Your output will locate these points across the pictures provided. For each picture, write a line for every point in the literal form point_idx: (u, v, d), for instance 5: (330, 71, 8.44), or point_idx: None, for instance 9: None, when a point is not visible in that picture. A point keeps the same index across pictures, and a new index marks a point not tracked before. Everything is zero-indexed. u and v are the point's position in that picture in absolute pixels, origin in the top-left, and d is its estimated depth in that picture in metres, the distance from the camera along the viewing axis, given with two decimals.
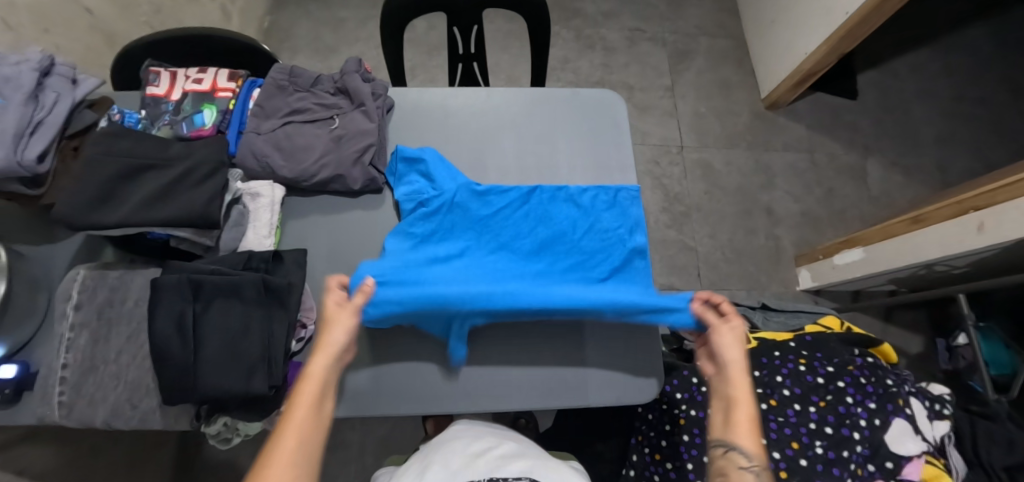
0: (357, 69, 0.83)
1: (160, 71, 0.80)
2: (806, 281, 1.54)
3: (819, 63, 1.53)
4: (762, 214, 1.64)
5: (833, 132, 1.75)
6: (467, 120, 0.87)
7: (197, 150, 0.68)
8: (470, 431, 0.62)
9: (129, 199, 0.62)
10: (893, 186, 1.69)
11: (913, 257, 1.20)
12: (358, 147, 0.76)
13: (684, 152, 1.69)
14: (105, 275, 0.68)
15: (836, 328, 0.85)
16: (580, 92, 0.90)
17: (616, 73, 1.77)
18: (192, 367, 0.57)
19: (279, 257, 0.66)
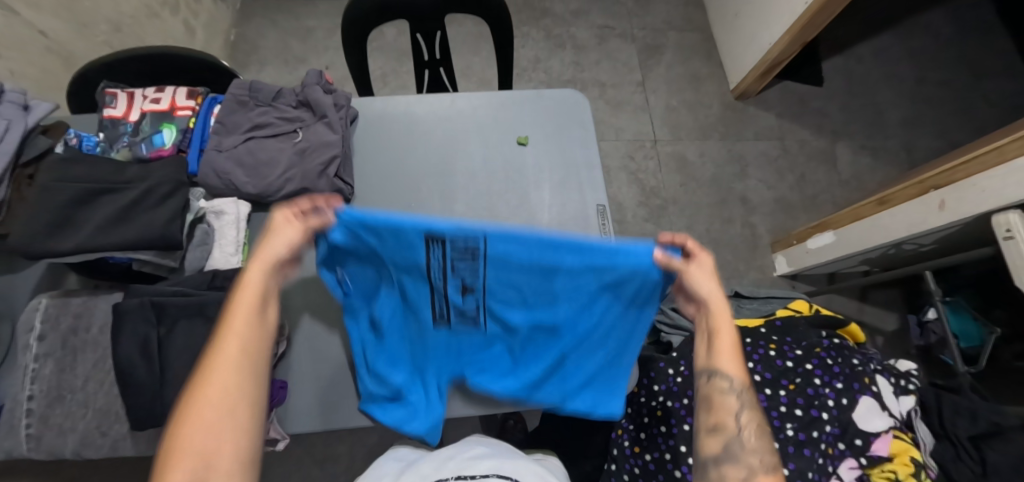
0: (318, 81, 0.82)
1: (116, 92, 0.79)
2: (782, 266, 1.57)
3: (783, 53, 1.56)
4: (738, 203, 1.66)
5: (802, 119, 1.79)
6: (433, 126, 0.87)
7: (155, 171, 0.66)
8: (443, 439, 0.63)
9: (84, 224, 0.60)
10: (862, 169, 1.73)
11: (882, 237, 1.23)
12: (323, 158, 0.77)
13: (657, 145, 1.71)
14: (68, 303, 0.67)
15: (806, 311, 0.87)
16: (545, 93, 0.91)
17: (587, 71, 1.79)
18: (158, 391, 0.56)
19: (243, 275, 0.64)
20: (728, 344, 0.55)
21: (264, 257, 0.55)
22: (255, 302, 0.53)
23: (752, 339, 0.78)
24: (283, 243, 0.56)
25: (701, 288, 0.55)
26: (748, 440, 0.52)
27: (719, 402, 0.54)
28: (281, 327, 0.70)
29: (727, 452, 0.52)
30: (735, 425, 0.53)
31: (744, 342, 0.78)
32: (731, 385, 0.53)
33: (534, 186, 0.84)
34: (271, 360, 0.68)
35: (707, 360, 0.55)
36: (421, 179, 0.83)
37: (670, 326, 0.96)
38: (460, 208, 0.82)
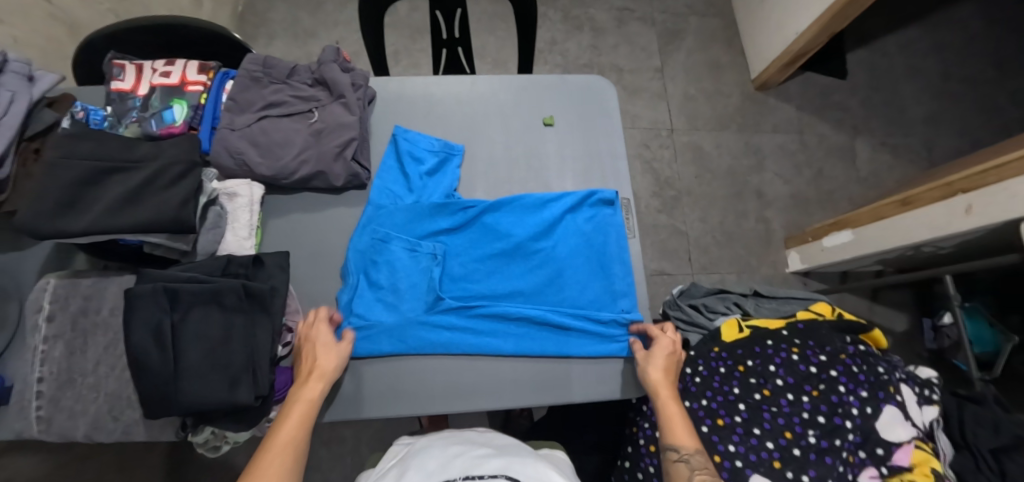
0: (334, 59, 0.79)
1: (124, 64, 0.76)
2: (795, 263, 1.55)
3: (808, 43, 1.51)
4: (753, 197, 1.63)
5: (823, 113, 1.74)
6: (453, 110, 0.84)
7: (166, 149, 0.63)
8: (449, 436, 0.61)
9: (94, 204, 0.58)
10: (881, 166, 1.70)
11: (903, 239, 1.20)
12: (339, 141, 0.74)
13: (674, 135, 1.67)
14: (77, 283, 0.65)
15: (827, 314, 0.85)
16: (569, 77, 0.87)
17: (605, 55, 1.73)
18: (172, 380, 0.54)
19: (259, 261, 0.62)
20: (681, 422, 0.66)
21: (317, 376, 0.62)
22: (303, 417, 0.60)
23: (773, 342, 0.78)
24: (333, 360, 0.64)
25: (653, 373, 0.68)
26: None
27: (681, 471, 0.63)
28: (297, 315, 0.69)
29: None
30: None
31: (765, 345, 0.78)
32: (681, 455, 0.64)
33: (557, 175, 0.82)
34: (286, 348, 0.68)
35: (664, 435, 0.66)
36: None
37: (687, 323, 0.94)
38: (480, 195, 0.80)
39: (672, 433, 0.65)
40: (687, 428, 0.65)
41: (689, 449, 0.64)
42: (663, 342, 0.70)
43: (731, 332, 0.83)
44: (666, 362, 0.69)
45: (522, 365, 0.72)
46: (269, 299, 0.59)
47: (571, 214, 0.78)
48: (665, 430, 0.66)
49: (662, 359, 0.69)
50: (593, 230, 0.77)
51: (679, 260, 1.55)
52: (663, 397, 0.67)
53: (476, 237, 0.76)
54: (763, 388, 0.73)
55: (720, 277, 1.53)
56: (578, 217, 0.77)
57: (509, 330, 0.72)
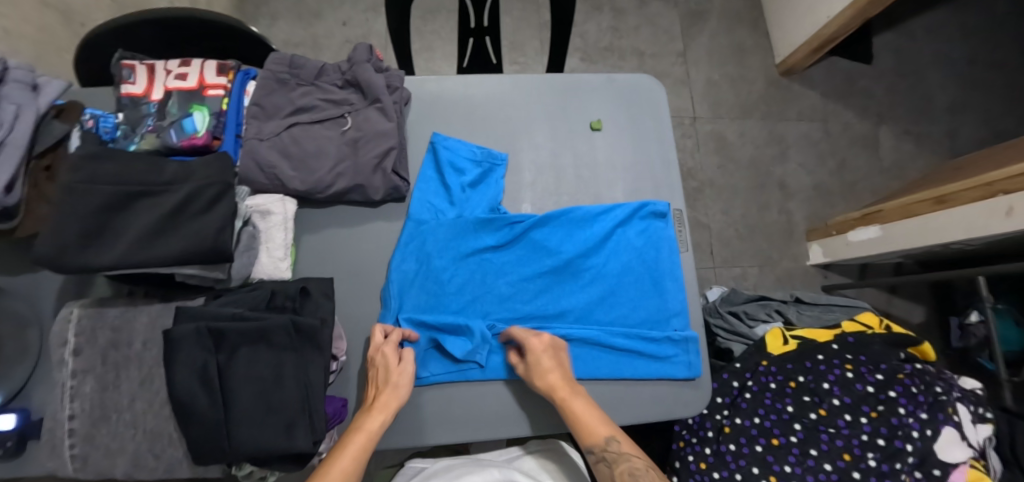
0: (367, 58, 0.72)
1: (134, 65, 0.69)
2: (817, 256, 1.54)
3: (840, 29, 1.44)
4: (776, 188, 1.60)
5: (847, 100, 1.69)
6: (493, 113, 0.78)
7: (197, 170, 0.57)
8: None
9: (125, 235, 0.53)
10: (904, 156, 1.66)
11: (935, 238, 1.18)
12: (378, 152, 0.68)
13: (696, 123, 1.62)
14: (102, 314, 0.61)
15: (875, 326, 0.84)
16: (615, 78, 0.81)
17: (626, 38, 1.65)
18: (223, 423, 0.51)
19: (305, 291, 0.58)
20: (592, 415, 0.63)
21: (383, 408, 0.60)
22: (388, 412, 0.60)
23: (825, 357, 0.76)
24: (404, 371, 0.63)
25: (545, 378, 0.63)
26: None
27: (606, 470, 0.63)
28: (343, 341, 0.65)
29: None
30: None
31: (817, 360, 0.76)
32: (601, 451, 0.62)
33: (607, 184, 0.77)
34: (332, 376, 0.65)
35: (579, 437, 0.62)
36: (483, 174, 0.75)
37: (729, 332, 0.92)
38: (526, 207, 0.75)
39: (586, 434, 0.62)
40: (597, 420, 0.62)
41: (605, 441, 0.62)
42: (539, 343, 0.65)
43: (776, 343, 0.81)
44: (553, 362, 0.64)
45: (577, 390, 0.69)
46: (317, 335, 0.55)
47: (621, 228, 0.74)
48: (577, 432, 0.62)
49: (548, 362, 0.64)
50: (645, 244, 0.74)
51: (700, 253, 1.53)
52: (562, 399, 0.62)
53: (522, 255, 0.72)
54: (819, 408, 0.72)
55: (741, 270, 1.52)
56: (628, 231, 0.74)
57: None
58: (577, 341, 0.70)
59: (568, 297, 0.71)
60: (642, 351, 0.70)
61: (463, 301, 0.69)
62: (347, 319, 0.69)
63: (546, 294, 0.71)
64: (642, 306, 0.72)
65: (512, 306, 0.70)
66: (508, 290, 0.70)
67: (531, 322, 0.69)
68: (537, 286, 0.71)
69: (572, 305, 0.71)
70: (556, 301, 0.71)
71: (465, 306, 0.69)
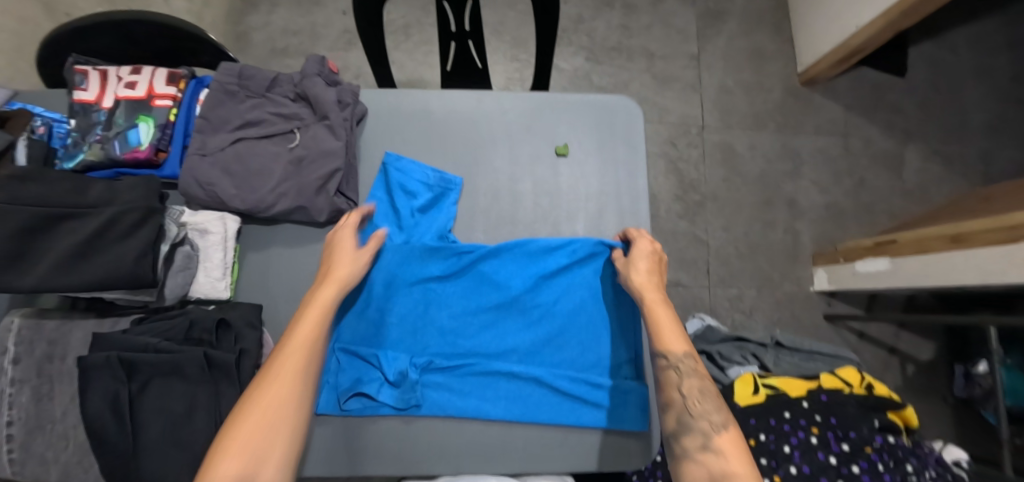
0: (319, 71, 0.69)
1: (87, 70, 0.68)
2: (822, 282, 1.44)
3: (868, 40, 1.32)
4: (784, 206, 1.50)
5: (872, 114, 1.56)
6: (452, 132, 0.73)
7: (121, 193, 0.57)
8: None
9: (44, 258, 0.52)
10: (930, 179, 1.54)
11: (947, 278, 1.09)
12: (322, 172, 0.65)
13: (704, 132, 1.52)
14: (42, 326, 0.61)
15: (856, 385, 0.77)
16: (589, 98, 0.75)
17: (635, 37, 1.56)
18: (130, 453, 0.51)
19: (225, 322, 0.57)
20: (669, 325, 0.60)
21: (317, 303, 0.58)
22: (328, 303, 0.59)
23: (791, 415, 0.71)
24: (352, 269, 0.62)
25: (634, 277, 0.63)
26: (694, 406, 0.55)
27: (670, 378, 0.57)
28: None
29: (681, 408, 0.55)
30: (681, 397, 0.56)
31: (782, 418, 0.71)
32: (672, 362, 0.58)
33: (567, 216, 0.72)
34: None
35: (652, 340, 0.59)
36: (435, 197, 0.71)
37: None
38: (478, 236, 0.71)
39: (660, 339, 0.59)
40: (679, 331, 0.59)
41: (679, 355, 0.58)
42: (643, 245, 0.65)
43: (745, 392, 0.76)
44: (649, 267, 0.63)
45: (514, 434, 0.66)
46: (232, 369, 0.54)
47: (578, 264, 0.69)
48: (651, 333, 0.60)
49: (645, 263, 0.64)
50: (602, 283, 0.69)
51: (696, 270, 1.45)
52: (649, 300, 0.61)
53: (470, 287, 0.68)
54: (774, 473, 0.66)
55: (738, 291, 1.44)
56: (586, 274, 0.69)
57: (500, 394, 0.66)
58: (518, 381, 0.66)
59: (513, 334, 0.68)
60: (585, 398, 0.66)
61: (402, 331, 0.66)
62: None
63: (491, 329, 0.68)
64: (591, 349, 0.68)
65: (454, 339, 0.67)
66: (451, 322, 0.67)
67: (471, 358, 0.66)
68: (483, 319, 0.68)
69: (516, 343, 0.67)
70: (501, 337, 0.68)
71: (404, 336, 0.66)
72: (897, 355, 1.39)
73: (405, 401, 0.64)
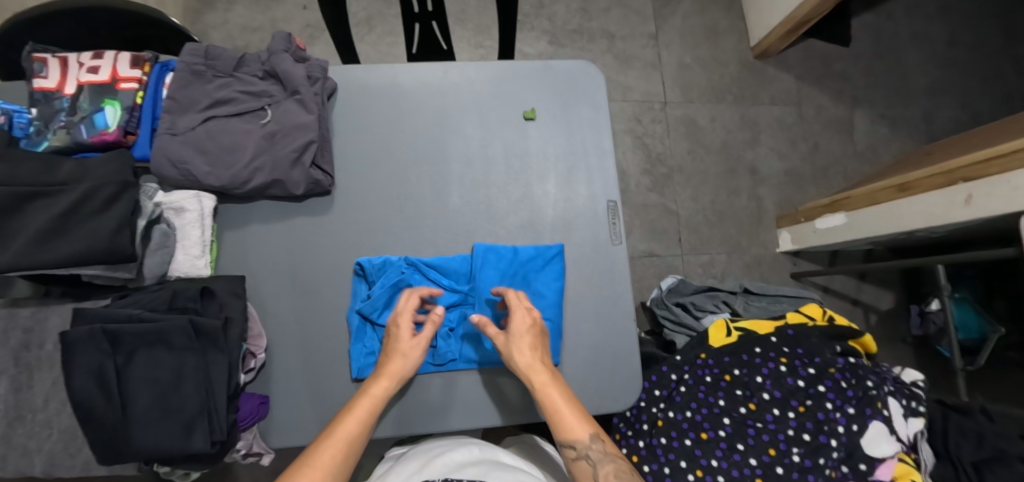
0: (286, 47, 0.70)
1: (46, 58, 0.67)
2: (786, 243, 1.52)
3: (813, 11, 1.41)
4: (747, 174, 1.57)
5: (822, 83, 1.65)
6: (424, 101, 0.74)
7: (94, 169, 0.57)
8: (437, 448, 0.64)
9: (17, 236, 0.52)
10: (878, 140, 1.64)
11: (898, 225, 1.16)
12: (296, 145, 0.66)
13: (667, 108, 1.58)
14: (16, 314, 0.61)
15: (819, 318, 0.83)
16: (552, 64, 0.78)
17: (595, 20, 1.60)
18: (122, 424, 0.51)
19: (209, 291, 0.58)
20: (569, 413, 0.60)
21: (388, 374, 0.61)
22: (369, 412, 0.59)
23: (761, 350, 0.76)
24: (406, 361, 0.62)
25: (518, 358, 0.62)
26: None
27: (581, 469, 0.58)
28: (261, 338, 0.65)
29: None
30: None
31: (754, 353, 0.76)
32: (580, 449, 0.59)
33: (539, 177, 0.74)
34: (250, 374, 0.64)
35: (556, 432, 0.60)
36: (412, 164, 0.73)
37: (674, 324, 0.94)
38: (454, 200, 0.72)
39: (564, 429, 0.59)
40: (578, 415, 0.60)
41: (585, 440, 0.59)
42: (520, 312, 0.65)
43: (719, 335, 0.80)
44: (530, 342, 0.63)
45: (501, 379, 0.68)
46: (220, 336, 0.55)
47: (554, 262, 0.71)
48: (554, 427, 0.60)
49: (527, 337, 0.64)
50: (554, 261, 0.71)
51: (668, 240, 1.50)
52: (538, 385, 0.61)
53: (454, 250, 0.71)
54: (750, 402, 0.72)
55: (709, 257, 1.50)
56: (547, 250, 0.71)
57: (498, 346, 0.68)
58: None
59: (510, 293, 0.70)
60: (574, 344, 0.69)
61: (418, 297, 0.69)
62: (267, 317, 0.68)
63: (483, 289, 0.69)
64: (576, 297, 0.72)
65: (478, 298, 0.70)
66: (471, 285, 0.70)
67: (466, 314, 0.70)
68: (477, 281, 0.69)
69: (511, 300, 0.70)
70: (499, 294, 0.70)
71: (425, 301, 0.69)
72: (860, 306, 1.48)
73: (442, 355, 0.67)
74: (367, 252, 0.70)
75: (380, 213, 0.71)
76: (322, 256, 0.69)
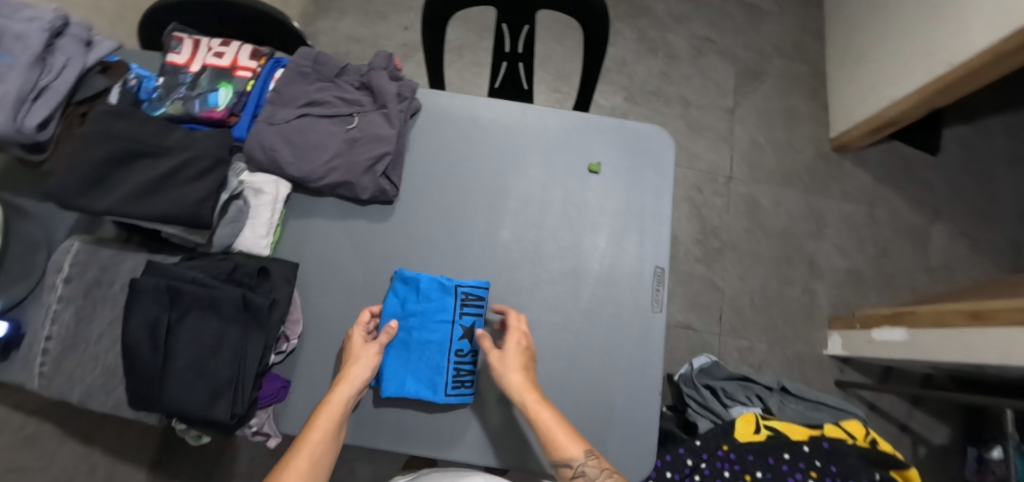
0: (385, 65, 0.76)
1: (183, 37, 0.77)
2: (836, 347, 1.42)
3: (902, 114, 1.37)
4: (804, 265, 1.51)
5: (901, 187, 1.58)
6: (497, 136, 0.78)
7: (198, 141, 0.64)
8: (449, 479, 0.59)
9: (122, 186, 0.58)
10: (955, 258, 1.52)
11: (966, 354, 1.03)
12: (372, 154, 0.71)
13: (731, 183, 1.56)
14: (98, 250, 0.66)
15: (859, 437, 0.78)
16: (626, 123, 0.80)
17: (674, 85, 1.63)
18: (160, 376, 0.55)
19: (265, 272, 0.61)
20: (563, 432, 0.60)
21: (349, 379, 0.62)
22: (335, 416, 0.59)
23: (790, 456, 0.72)
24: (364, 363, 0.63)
25: (511, 378, 0.62)
26: None
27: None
28: (298, 324, 0.68)
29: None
30: None
31: (780, 458, 0.72)
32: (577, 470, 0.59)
33: (592, 229, 0.75)
34: (280, 356, 0.67)
35: (551, 452, 0.59)
36: (472, 192, 0.75)
37: (700, 406, 0.89)
38: (505, 234, 0.74)
39: (558, 447, 0.59)
40: (568, 436, 0.59)
41: (580, 459, 0.59)
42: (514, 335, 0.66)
43: (746, 430, 0.77)
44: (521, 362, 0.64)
45: (497, 421, 0.69)
46: (264, 315, 0.58)
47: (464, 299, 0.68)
48: (549, 446, 0.59)
49: (516, 360, 0.65)
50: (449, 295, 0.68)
51: (708, 316, 1.45)
52: (530, 403, 0.61)
53: (499, 285, 0.72)
54: None
55: (749, 344, 1.42)
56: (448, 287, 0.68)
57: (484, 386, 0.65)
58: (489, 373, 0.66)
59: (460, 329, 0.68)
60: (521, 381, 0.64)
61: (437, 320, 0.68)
62: (309, 307, 0.71)
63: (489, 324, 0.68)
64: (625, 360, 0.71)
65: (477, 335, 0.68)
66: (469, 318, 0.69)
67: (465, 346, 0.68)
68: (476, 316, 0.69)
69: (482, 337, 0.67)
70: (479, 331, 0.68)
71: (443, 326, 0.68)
72: (909, 434, 1.35)
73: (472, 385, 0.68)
74: (413, 265, 0.72)
75: (435, 235, 0.74)
76: (371, 261, 0.72)
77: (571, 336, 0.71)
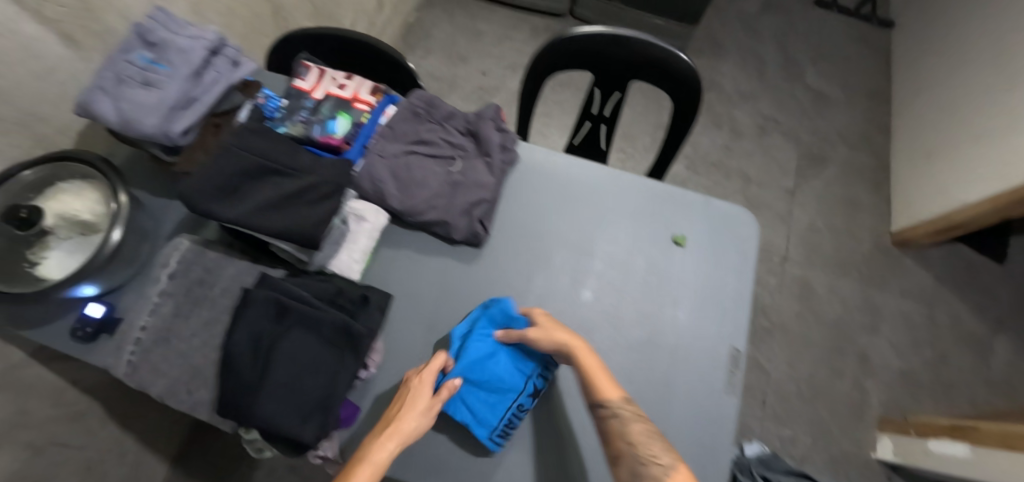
0: (493, 117, 0.81)
1: (310, 66, 0.83)
2: (885, 452, 1.34)
3: (973, 219, 1.35)
4: (855, 359, 1.45)
5: (963, 292, 1.53)
6: (588, 196, 0.81)
7: (322, 167, 0.68)
8: None
9: (251, 199, 0.62)
10: (1020, 375, 1.45)
11: None
12: (471, 199, 0.74)
13: (785, 264, 1.54)
14: (203, 254, 0.71)
15: None
16: (713, 202, 0.82)
17: (735, 159, 1.66)
18: (255, 389, 0.56)
19: (366, 300, 0.63)
20: (603, 374, 0.62)
21: (401, 431, 0.56)
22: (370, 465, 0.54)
23: None
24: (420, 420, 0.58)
25: (555, 334, 0.64)
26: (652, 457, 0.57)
27: (615, 428, 0.59)
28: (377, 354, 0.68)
29: (639, 464, 0.57)
30: (634, 448, 0.58)
31: None
32: (618, 413, 0.60)
33: (672, 301, 0.75)
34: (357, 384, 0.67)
35: (591, 393, 0.61)
36: (558, 247, 0.77)
37: None
38: (586, 293, 0.75)
39: (599, 389, 0.61)
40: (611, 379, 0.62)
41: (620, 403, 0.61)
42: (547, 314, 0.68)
43: None
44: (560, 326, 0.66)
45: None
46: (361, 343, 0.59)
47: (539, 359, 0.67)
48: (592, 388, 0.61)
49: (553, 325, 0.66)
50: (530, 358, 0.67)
51: (751, 397, 1.40)
52: (577, 348, 0.63)
53: None
54: None
55: (791, 434, 1.36)
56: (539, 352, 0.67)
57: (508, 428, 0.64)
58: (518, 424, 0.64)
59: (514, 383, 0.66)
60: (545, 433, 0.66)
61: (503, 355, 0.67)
62: (389, 339, 0.72)
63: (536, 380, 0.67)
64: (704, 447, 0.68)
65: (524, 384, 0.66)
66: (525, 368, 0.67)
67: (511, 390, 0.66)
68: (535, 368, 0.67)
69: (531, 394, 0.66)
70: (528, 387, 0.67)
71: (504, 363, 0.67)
72: None
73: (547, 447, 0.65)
74: None
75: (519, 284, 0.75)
76: (453, 301, 0.74)
77: (642, 408, 0.69)
